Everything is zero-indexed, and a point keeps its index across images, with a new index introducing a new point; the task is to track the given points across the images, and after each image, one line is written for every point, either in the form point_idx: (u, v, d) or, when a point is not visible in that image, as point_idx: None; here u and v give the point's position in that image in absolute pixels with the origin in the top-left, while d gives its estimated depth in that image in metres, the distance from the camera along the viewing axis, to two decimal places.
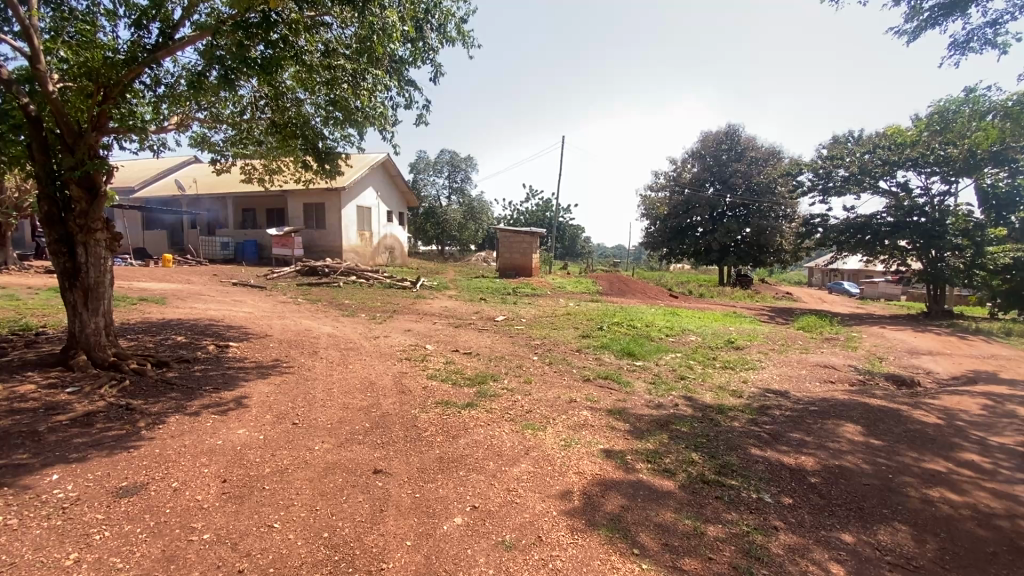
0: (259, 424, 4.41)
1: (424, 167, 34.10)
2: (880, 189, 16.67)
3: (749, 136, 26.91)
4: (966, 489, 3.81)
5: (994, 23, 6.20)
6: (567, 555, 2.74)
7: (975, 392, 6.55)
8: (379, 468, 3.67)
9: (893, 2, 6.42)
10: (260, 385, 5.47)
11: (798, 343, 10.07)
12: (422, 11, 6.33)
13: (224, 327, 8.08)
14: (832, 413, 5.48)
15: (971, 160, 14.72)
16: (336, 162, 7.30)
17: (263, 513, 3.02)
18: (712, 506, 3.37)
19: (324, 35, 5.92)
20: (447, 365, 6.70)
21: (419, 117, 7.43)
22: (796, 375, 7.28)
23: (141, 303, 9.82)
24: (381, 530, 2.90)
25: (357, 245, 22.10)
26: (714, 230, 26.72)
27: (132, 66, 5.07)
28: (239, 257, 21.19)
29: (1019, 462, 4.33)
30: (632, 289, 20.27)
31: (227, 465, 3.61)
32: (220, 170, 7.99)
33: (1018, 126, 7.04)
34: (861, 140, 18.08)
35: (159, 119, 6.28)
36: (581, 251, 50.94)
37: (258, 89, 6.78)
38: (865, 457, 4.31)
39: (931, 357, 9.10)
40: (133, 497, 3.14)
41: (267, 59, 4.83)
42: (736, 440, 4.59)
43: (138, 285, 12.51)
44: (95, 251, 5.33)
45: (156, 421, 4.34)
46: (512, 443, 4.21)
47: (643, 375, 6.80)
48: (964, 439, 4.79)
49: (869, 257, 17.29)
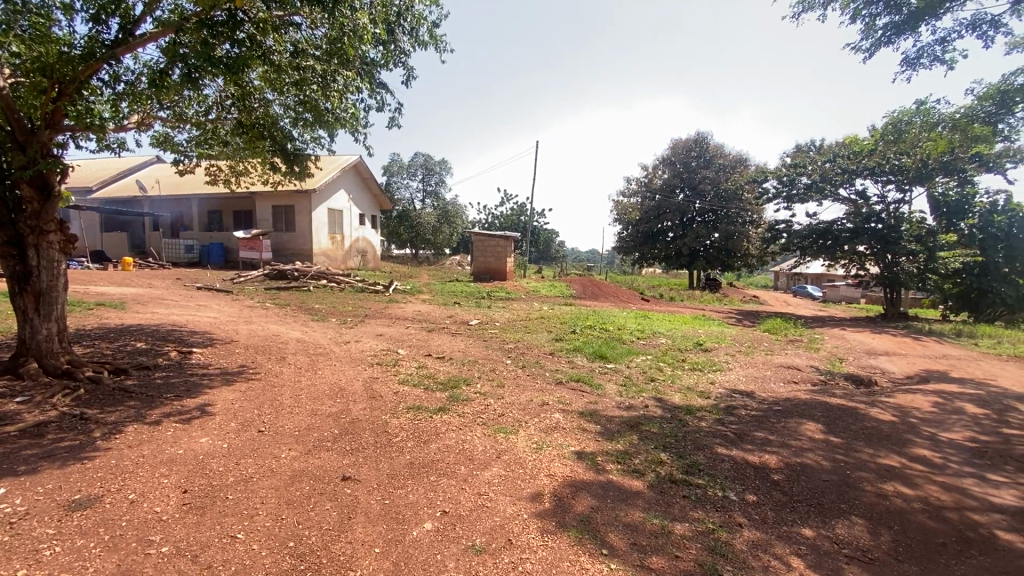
0: (223, 432, 4.28)
1: (398, 169, 33.87)
2: (840, 196, 17.21)
3: (717, 145, 27.62)
4: (918, 482, 3.99)
5: (943, 40, 6.55)
6: (537, 558, 2.75)
7: (928, 391, 6.89)
8: (348, 475, 3.61)
9: (849, 20, 6.73)
10: (225, 392, 5.32)
11: (763, 344, 10.45)
12: (394, 14, 6.30)
13: (188, 333, 7.85)
14: (795, 412, 5.64)
15: (923, 169, 15.55)
16: (306, 164, 7.21)
17: (226, 523, 2.93)
18: (680, 505, 3.44)
19: (293, 35, 5.83)
20: (419, 370, 6.64)
21: (391, 121, 7.43)
22: (761, 377, 7.48)
23: (99, 309, 9.41)
24: (350, 538, 2.85)
25: (328, 248, 21.73)
26: (684, 235, 27.48)
27: (89, 62, 4.88)
28: (204, 261, 20.49)
29: (967, 456, 4.58)
30: (605, 293, 20.56)
31: (188, 475, 3.50)
32: (183, 171, 7.75)
33: (968, 136, 7.39)
34: (822, 149, 18.73)
35: (118, 118, 6.07)
36: (555, 256, 51.52)
37: (223, 88, 6.62)
38: (824, 454, 4.47)
39: (887, 357, 9.57)
40: (87, 510, 3.01)
41: (232, 59, 4.74)
42: (703, 440, 4.69)
43: (95, 290, 11.97)
44: (47, 254, 5.12)
45: (114, 431, 4.18)
46: (484, 446, 4.22)
47: (614, 377, 6.93)
48: (916, 435, 5.02)
49: (830, 262, 17.76)
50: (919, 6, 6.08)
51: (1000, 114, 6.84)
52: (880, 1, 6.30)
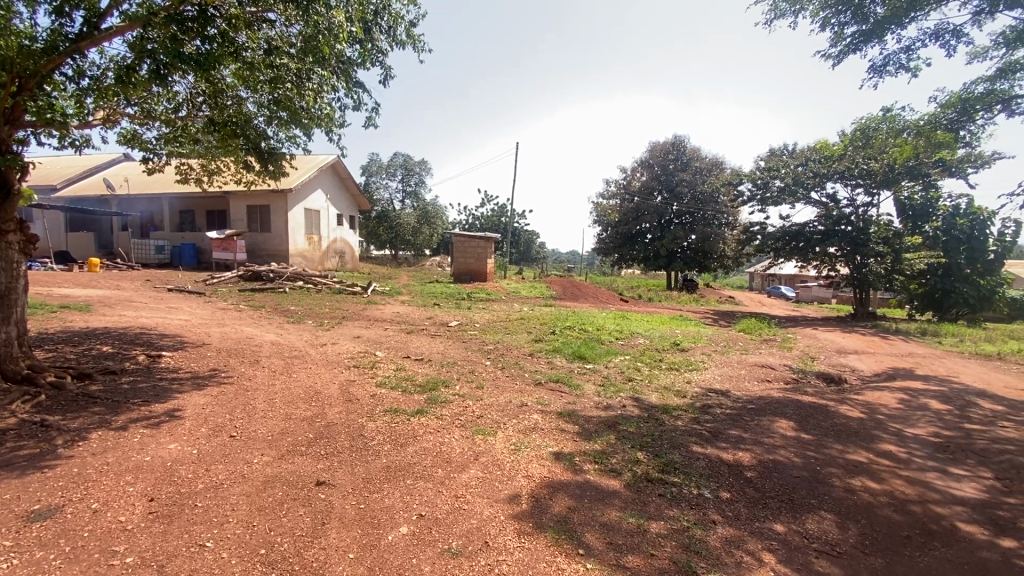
0: (193, 438, 4.17)
1: (377, 169, 33.56)
2: (812, 199, 17.64)
3: (694, 148, 28.04)
4: (884, 477, 4.12)
5: (907, 49, 6.78)
6: (514, 559, 2.75)
7: (894, 388, 7.12)
8: (323, 480, 3.54)
9: (819, 28, 6.91)
10: (196, 397, 5.17)
11: (739, 343, 10.66)
12: (371, 13, 6.24)
13: (157, 336, 7.62)
14: (768, 411, 5.76)
15: (890, 174, 16.15)
16: (281, 163, 7.10)
17: (194, 531, 2.86)
18: (656, 503, 3.48)
19: (267, 32, 5.72)
20: (396, 372, 6.57)
21: (368, 120, 7.34)
22: (736, 376, 7.62)
23: (63, 311, 9.08)
24: (324, 544, 2.80)
25: (305, 249, 21.37)
26: (662, 237, 27.85)
27: (52, 56, 4.71)
28: (175, 262, 19.91)
29: (930, 450, 4.74)
30: (585, 294, 20.71)
31: (155, 483, 3.39)
32: (152, 170, 7.53)
33: (931, 143, 7.65)
34: (794, 153, 19.17)
35: (82, 114, 5.88)
36: (536, 257, 51.65)
37: (195, 85, 6.45)
38: (796, 451, 4.57)
39: (857, 356, 9.86)
40: (48, 521, 2.89)
41: (204, 55, 4.65)
42: (680, 439, 4.75)
43: (59, 292, 11.53)
44: (6, 255, 4.91)
45: (77, 438, 4.03)
46: (462, 449, 4.20)
47: (593, 377, 6.99)
48: (883, 431, 5.18)
49: (803, 263, 18.20)
50: (885, 16, 6.29)
51: (961, 121, 7.13)
52: (848, 10, 6.50)
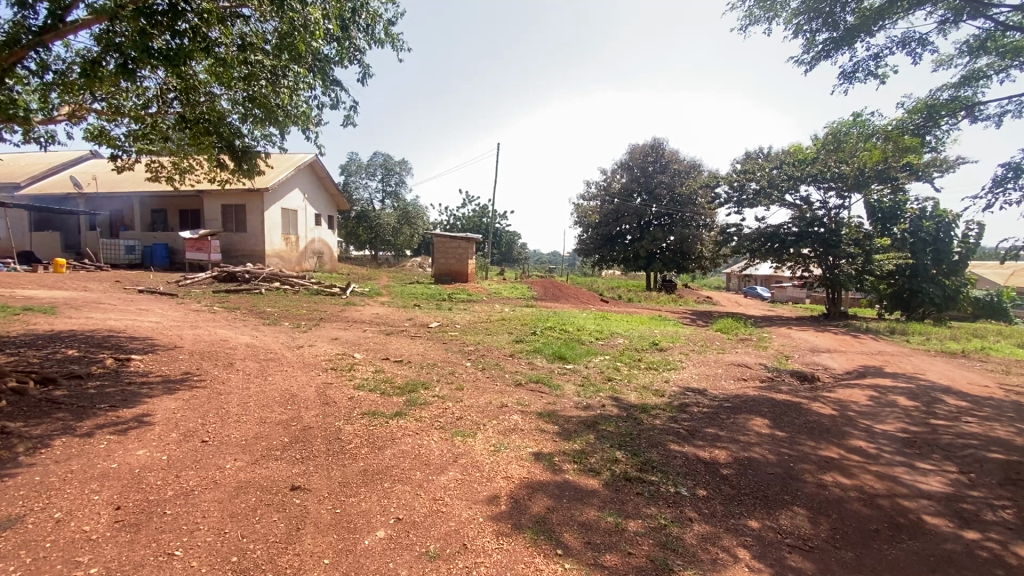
0: (163, 444, 4.05)
1: (356, 168, 33.18)
2: (786, 202, 18.03)
3: (672, 150, 28.41)
4: (854, 472, 4.23)
5: (875, 57, 7.00)
6: (492, 561, 2.73)
7: (865, 385, 7.31)
8: (297, 485, 3.48)
9: (792, 35, 7.07)
10: (166, 402, 5.03)
11: (716, 343, 10.81)
12: (349, 10, 6.17)
13: (126, 339, 7.38)
14: (744, 409, 5.86)
15: (861, 177, 16.60)
16: (255, 162, 6.98)
17: (163, 540, 2.77)
18: (633, 502, 3.51)
19: (242, 27, 5.61)
20: (375, 374, 6.49)
21: (346, 118, 7.28)
22: (713, 375, 7.74)
23: (26, 314, 8.74)
24: (298, 550, 2.75)
25: (281, 249, 20.99)
26: (642, 238, 28.14)
27: (13, 49, 4.54)
28: (147, 262, 19.36)
29: (898, 446, 4.89)
30: (565, 295, 20.78)
31: (121, 491, 3.28)
32: (121, 167, 7.30)
33: (899, 147, 7.87)
34: (769, 156, 19.56)
35: (46, 109, 5.67)
36: (518, 258, 51.71)
37: (166, 80, 6.27)
38: (770, 448, 4.66)
39: (829, 354, 10.11)
40: (7, 532, 2.78)
41: (174, 51, 4.54)
42: (658, 437, 4.80)
43: (21, 293, 11.10)
44: None
45: (39, 445, 3.87)
46: (441, 451, 4.17)
47: (573, 377, 7.02)
48: (853, 427, 5.33)
49: (778, 264, 18.59)
50: (854, 24, 6.48)
51: (927, 126, 7.38)
52: (819, 18, 6.68)
